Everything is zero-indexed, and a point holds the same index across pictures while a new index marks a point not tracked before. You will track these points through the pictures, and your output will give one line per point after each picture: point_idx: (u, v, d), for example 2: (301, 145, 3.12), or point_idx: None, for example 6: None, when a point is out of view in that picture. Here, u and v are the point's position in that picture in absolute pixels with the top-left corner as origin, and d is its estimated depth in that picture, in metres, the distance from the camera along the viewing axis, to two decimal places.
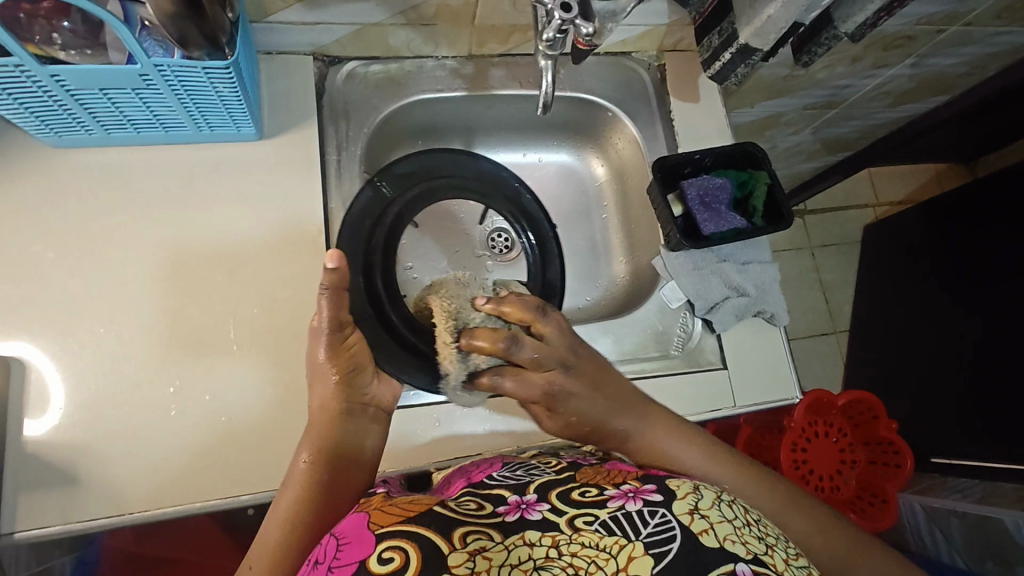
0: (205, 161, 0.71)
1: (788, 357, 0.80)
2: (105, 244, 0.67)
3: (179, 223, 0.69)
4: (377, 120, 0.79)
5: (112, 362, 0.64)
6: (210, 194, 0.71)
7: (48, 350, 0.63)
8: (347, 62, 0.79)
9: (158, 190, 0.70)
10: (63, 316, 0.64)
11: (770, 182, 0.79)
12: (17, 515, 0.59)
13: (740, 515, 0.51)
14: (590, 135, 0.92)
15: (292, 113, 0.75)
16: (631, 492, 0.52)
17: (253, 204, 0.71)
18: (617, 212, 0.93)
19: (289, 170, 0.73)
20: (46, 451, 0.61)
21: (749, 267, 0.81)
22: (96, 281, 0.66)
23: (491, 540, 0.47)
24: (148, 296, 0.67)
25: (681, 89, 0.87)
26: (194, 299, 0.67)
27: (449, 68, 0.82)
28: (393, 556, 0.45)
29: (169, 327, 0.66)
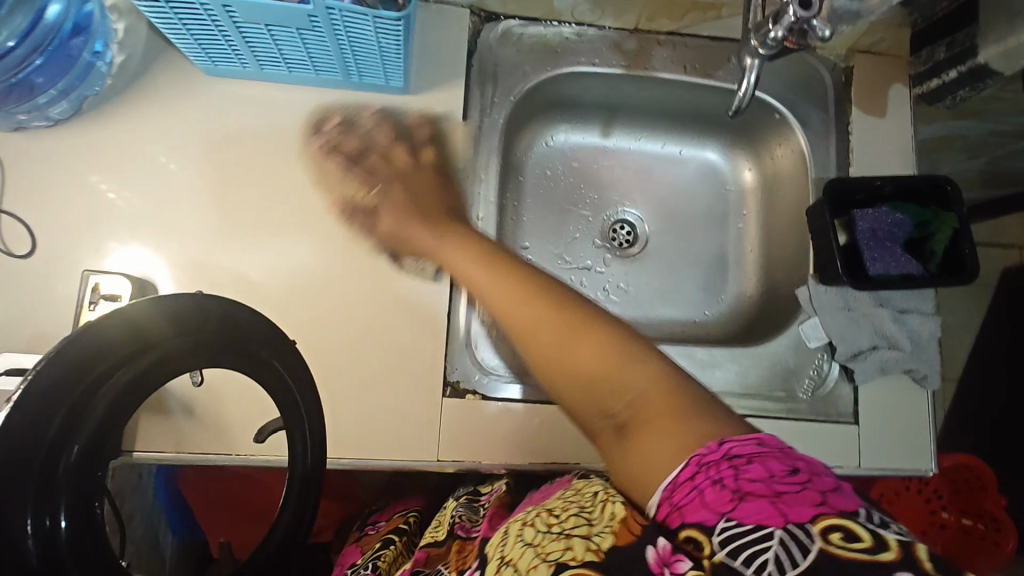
0: (347, 109, 0.68)
1: (930, 426, 0.71)
2: (241, 182, 0.66)
3: (313, 171, 0.67)
4: (525, 88, 0.74)
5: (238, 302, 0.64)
6: (348, 143, 0.68)
7: (181, 280, 0.64)
8: (505, 20, 0.73)
9: (297, 133, 0.68)
10: (195, 248, 0.65)
11: (957, 229, 0.67)
12: (136, 435, 0.61)
13: (535, 529, 0.41)
14: (745, 135, 0.82)
15: (442, 68, 0.70)
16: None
17: (388, 161, 0.68)
18: (757, 225, 0.84)
19: (429, 131, 0.69)
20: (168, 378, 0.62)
21: (907, 316, 0.71)
22: (229, 218, 0.66)
23: None
24: (277, 242, 0.66)
25: (868, 97, 0.76)
26: (318, 252, 0.66)
27: (610, 41, 0.74)
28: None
29: (296, 274, 0.65)
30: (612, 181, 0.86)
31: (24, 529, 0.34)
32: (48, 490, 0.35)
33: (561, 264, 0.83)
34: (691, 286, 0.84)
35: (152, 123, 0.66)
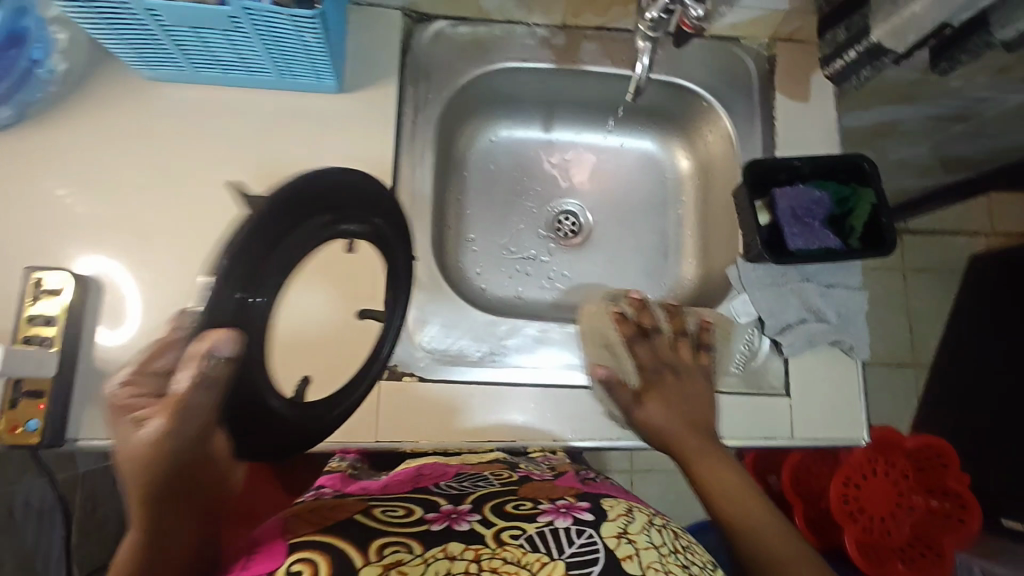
0: (284, 108, 0.71)
1: (862, 396, 0.73)
2: (182, 180, 0.69)
3: (252, 166, 0.70)
4: (459, 85, 0.77)
5: (178, 295, 0.67)
6: (286, 140, 0.71)
7: (122, 274, 0.67)
8: (436, 21, 0.76)
9: (236, 132, 0.71)
10: (137, 244, 0.67)
11: (875, 203, 0.70)
12: (81, 424, 0.63)
13: (668, 542, 0.51)
14: (679, 125, 0.86)
15: (375, 68, 0.73)
16: (563, 509, 0.51)
17: (324, 157, 0.71)
18: (695, 210, 0.87)
19: (364, 126, 0.72)
20: (109, 367, 0.64)
21: (833, 290, 0.74)
22: (170, 214, 0.68)
23: (409, 552, 0.45)
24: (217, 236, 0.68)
25: (789, 83, 0.79)
26: None
27: (539, 37, 0.78)
28: (303, 569, 0.43)
29: None
30: (554, 174, 0.89)
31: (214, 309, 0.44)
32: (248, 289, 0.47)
33: (507, 254, 0.86)
34: (634, 272, 0.87)
35: (94, 126, 0.69)
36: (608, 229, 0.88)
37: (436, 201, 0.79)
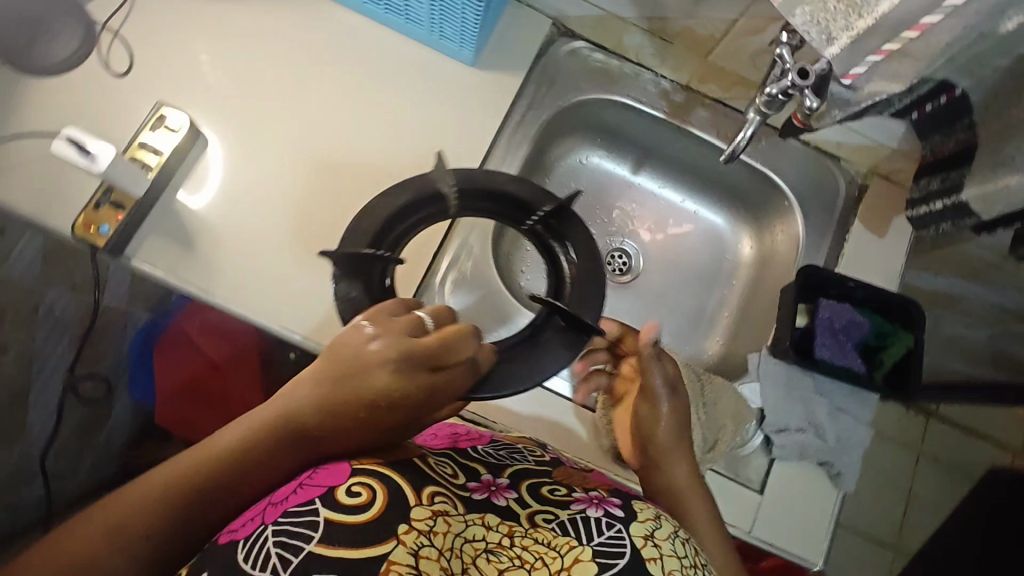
0: (419, 60, 0.79)
1: (831, 524, 0.72)
2: (311, 84, 0.76)
3: (373, 96, 0.77)
4: (575, 100, 0.83)
5: (267, 176, 0.73)
6: (411, 86, 0.78)
7: (229, 139, 0.73)
8: (577, 40, 0.83)
9: (371, 64, 0.78)
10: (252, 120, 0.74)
11: (911, 348, 0.73)
12: (139, 247, 0.69)
13: (691, 555, 0.52)
14: (754, 214, 0.89)
15: (510, 57, 0.80)
16: (598, 497, 0.54)
17: (436, 112, 0.78)
18: (739, 296, 0.89)
19: (480, 101, 0.79)
20: (184, 210, 0.70)
21: (841, 414, 0.75)
22: (289, 107, 0.75)
23: (453, 508, 0.49)
24: (321, 140, 0.75)
25: (871, 215, 0.82)
26: (350, 160, 0.75)
27: (661, 87, 0.83)
28: (362, 491, 0.45)
29: (324, 171, 0.74)
30: (616, 214, 0.93)
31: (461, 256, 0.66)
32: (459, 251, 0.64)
33: None
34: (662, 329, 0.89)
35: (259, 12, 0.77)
36: (654, 282, 0.91)
37: None
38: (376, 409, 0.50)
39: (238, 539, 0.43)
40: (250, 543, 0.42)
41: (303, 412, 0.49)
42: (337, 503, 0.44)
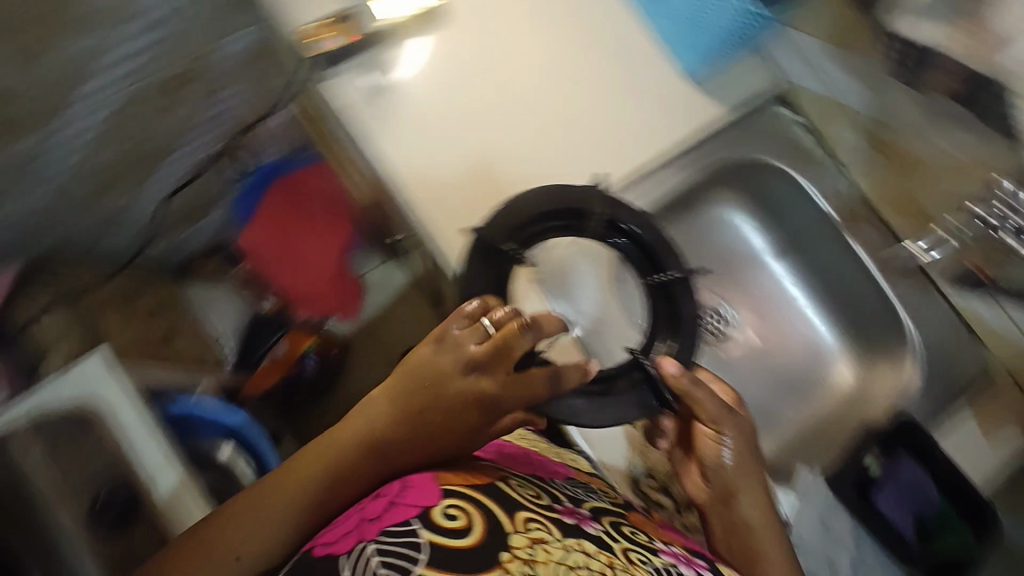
0: (643, 43, 0.81)
1: None
2: (543, 18, 0.80)
3: (589, 56, 0.80)
4: (758, 157, 0.84)
5: (469, 75, 0.78)
6: (625, 64, 0.81)
7: (455, 25, 0.78)
8: (789, 110, 0.85)
9: (601, 28, 0.81)
10: (479, 21, 0.79)
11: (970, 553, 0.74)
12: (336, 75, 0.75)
13: None
14: (872, 348, 0.85)
15: (725, 84, 0.83)
16: (679, 555, 0.60)
17: (637, 96, 0.80)
18: (815, 417, 0.87)
19: (678, 109, 0.81)
20: (389, 62, 0.76)
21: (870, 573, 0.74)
22: (516, 28, 0.80)
23: (550, 536, 0.55)
24: (529, 72, 0.79)
25: (988, 412, 0.78)
26: (542, 98, 0.79)
27: (843, 189, 0.84)
28: (457, 514, 0.53)
29: (517, 97, 0.78)
30: (724, 278, 0.91)
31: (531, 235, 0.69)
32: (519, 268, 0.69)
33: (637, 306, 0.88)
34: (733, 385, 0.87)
35: None
36: (744, 361, 0.88)
37: (664, 201, 0.84)
38: (428, 415, 0.58)
39: (339, 552, 0.51)
40: (352, 558, 0.49)
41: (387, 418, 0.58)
42: (437, 525, 0.51)
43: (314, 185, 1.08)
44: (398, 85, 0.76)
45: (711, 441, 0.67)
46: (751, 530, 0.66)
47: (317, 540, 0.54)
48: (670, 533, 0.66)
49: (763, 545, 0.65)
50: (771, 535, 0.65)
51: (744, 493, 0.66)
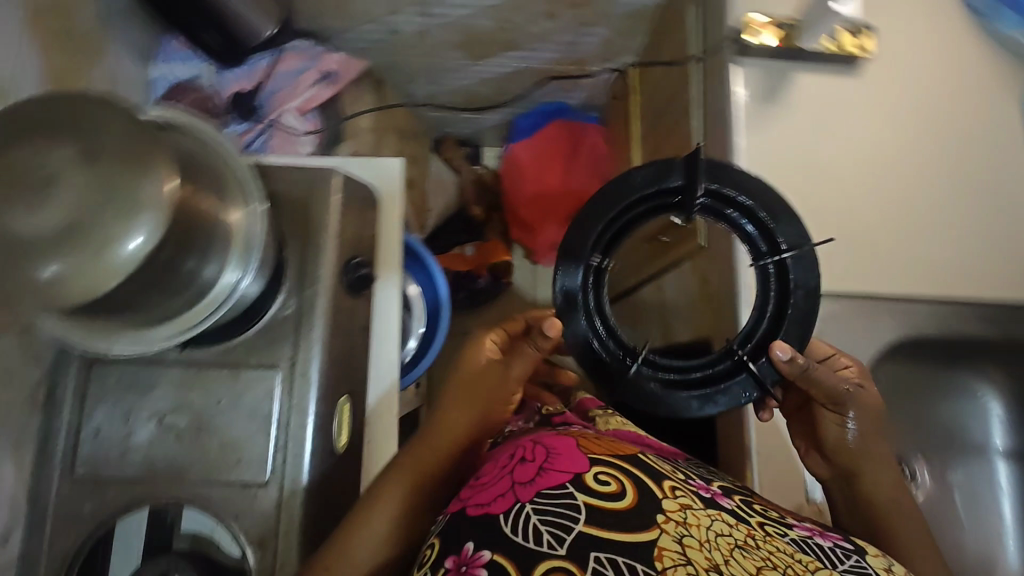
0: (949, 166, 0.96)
1: None
2: (897, 113, 0.96)
3: (901, 161, 0.95)
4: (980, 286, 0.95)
5: (810, 138, 0.93)
6: (936, 182, 0.95)
7: (762, 77, 0.93)
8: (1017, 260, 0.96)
9: (926, 139, 0.96)
10: (850, 93, 0.95)
11: None
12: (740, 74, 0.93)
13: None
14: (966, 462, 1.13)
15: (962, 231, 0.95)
16: (814, 530, 0.67)
17: (930, 212, 0.95)
18: (936, 507, 1.10)
19: (913, 234, 0.94)
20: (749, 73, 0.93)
21: None
22: (852, 113, 0.95)
23: (695, 505, 0.63)
24: (875, 154, 0.94)
25: None
26: (870, 181, 0.94)
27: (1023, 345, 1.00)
28: (608, 480, 0.62)
29: (857, 170, 0.94)
30: (903, 409, 1.11)
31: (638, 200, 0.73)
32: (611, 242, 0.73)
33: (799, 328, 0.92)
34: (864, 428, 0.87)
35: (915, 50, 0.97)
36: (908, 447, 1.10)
37: (896, 287, 0.93)
38: (432, 455, 0.72)
39: (496, 511, 0.60)
40: (514, 517, 0.58)
41: (402, 479, 0.70)
42: (588, 488, 0.61)
43: (590, 137, 1.39)
44: (739, 98, 0.92)
45: (843, 427, 0.78)
46: (880, 506, 0.76)
47: (466, 500, 0.64)
48: (794, 510, 0.72)
49: (897, 518, 0.76)
50: (897, 505, 0.76)
51: (870, 467, 0.78)
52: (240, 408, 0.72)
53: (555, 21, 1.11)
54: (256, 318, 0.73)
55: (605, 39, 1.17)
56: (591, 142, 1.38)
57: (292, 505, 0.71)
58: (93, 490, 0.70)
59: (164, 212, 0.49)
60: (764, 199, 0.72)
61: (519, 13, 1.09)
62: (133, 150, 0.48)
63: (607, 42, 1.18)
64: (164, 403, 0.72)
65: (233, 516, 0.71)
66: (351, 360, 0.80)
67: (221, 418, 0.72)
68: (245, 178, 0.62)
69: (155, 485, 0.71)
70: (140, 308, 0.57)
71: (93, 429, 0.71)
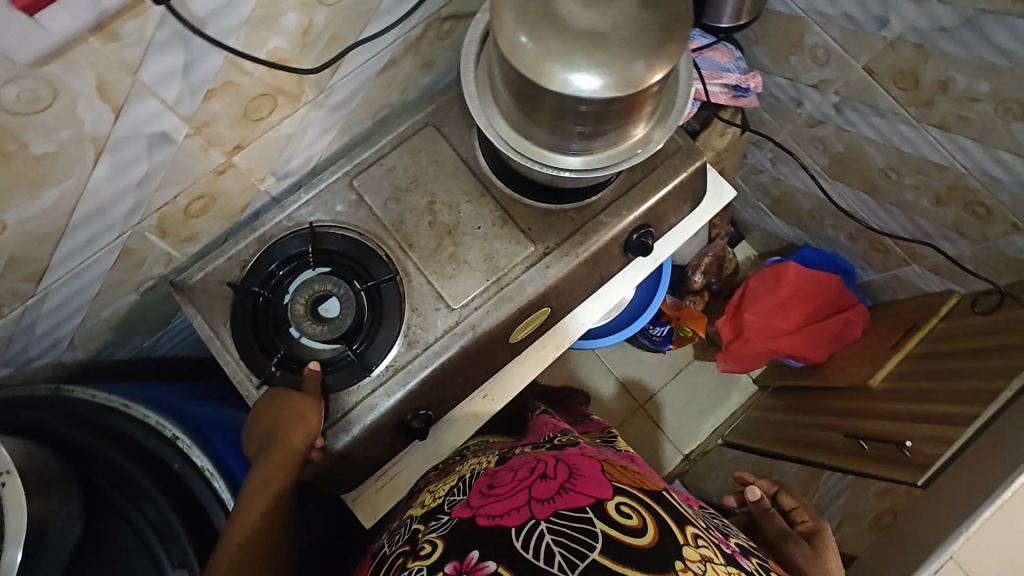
0: None
1: None
2: None
3: None
4: None
5: None
6: None
7: None
8: None
9: None
10: None
11: None
12: None
13: None
14: None
15: None
16: None
17: None
18: None
19: None
20: None
21: None
22: None
23: (713, 559, 0.56)
24: None
25: None
26: None
27: None
28: (630, 515, 0.56)
29: None
30: None
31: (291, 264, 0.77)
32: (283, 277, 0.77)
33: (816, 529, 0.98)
34: None
35: None
36: None
37: None
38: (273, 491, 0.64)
39: (508, 524, 0.56)
40: (528, 535, 0.54)
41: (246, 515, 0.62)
42: (610, 518, 0.55)
43: (847, 311, 1.30)
44: None
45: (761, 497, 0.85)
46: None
47: (478, 510, 0.61)
48: None
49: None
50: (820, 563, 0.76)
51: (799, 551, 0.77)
52: (484, 245, 0.78)
53: (937, 206, 1.06)
54: (555, 200, 0.78)
55: (959, 254, 1.09)
56: (847, 316, 1.29)
57: (455, 339, 0.75)
58: (352, 201, 0.79)
59: (630, 87, 0.55)
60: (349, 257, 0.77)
61: (913, 174, 1.05)
62: (659, 29, 0.55)
63: (958, 258, 1.10)
64: (444, 195, 0.79)
65: (412, 308, 0.76)
66: (574, 289, 0.82)
67: (467, 238, 0.78)
68: (673, 109, 0.68)
69: (387, 236, 0.78)
70: (531, 114, 0.64)
71: (389, 166, 0.80)
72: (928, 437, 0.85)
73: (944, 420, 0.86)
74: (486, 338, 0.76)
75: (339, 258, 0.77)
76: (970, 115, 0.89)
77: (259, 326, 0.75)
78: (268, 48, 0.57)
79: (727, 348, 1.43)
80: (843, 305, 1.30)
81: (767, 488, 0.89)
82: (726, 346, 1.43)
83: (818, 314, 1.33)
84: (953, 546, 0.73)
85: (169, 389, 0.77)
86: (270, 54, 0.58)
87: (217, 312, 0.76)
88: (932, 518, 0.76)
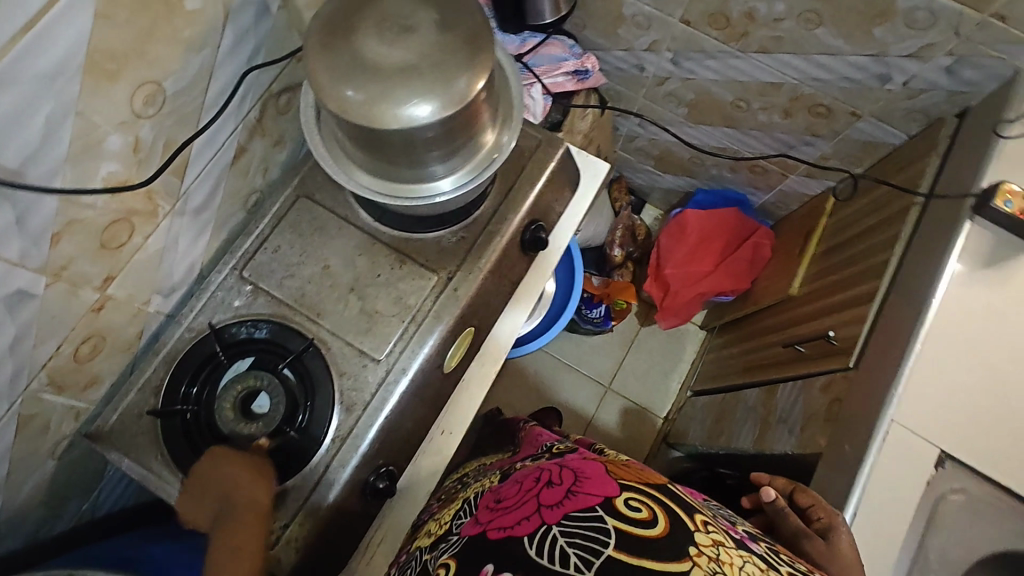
0: None
1: None
2: None
3: None
4: None
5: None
6: None
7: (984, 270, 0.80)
8: None
9: None
10: None
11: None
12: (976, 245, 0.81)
13: None
14: None
15: None
16: None
17: None
18: None
19: None
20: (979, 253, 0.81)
21: None
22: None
23: (726, 542, 0.55)
24: None
25: None
26: None
27: None
28: (639, 508, 0.55)
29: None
30: None
31: (207, 369, 0.75)
32: (201, 385, 0.75)
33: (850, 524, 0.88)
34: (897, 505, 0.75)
35: None
36: None
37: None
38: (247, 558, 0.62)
39: (519, 534, 0.55)
40: (542, 542, 0.53)
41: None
42: (618, 514, 0.54)
43: (754, 234, 1.38)
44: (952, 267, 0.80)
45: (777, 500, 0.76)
46: None
47: (486, 525, 0.59)
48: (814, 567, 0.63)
49: None
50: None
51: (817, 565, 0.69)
52: (391, 289, 0.79)
53: (788, 119, 1.15)
54: (441, 226, 0.81)
55: (821, 153, 1.19)
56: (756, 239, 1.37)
57: (391, 388, 0.75)
58: (248, 293, 0.78)
59: (458, 104, 0.58)
60: (264, 343, 0.76)
61: (758, 98, 1.14)
62: (466, 44, 0.59)
63: (823, 157, 1.19)
64: (336, 256, 0.80)
65: (341, 372, 0.76)
66: (489, 301, 0.84)
67: (372, 289, 0.79)
68: (513, 109, 0.73)
69: (294, 313, 0.78)
70: (381, 155, 0.66)
71: (274, 247, 0.80)
72: (846, 322, 0.92)
73: (854, 302, 0.93)
74: (421, 376, 0.77)
75: (255, 346, 0.76)
76: (779, 34, 0.98)
77: (193, 440, 0.73)
78: (102, 175, 0.57)
79: (662, 305, 1.48)
80: (751, 231, 1.39)
81: (784, 489, 0.81)
82: (660, 304, 1.48)
83: (731, 246, 1.41)
84: (891, 409, 0.77)
85: (119, 543, 0.74)
86: (107, 180, 0.58)
87: (144, 447, 0.73)
88: (867, 390, 0.82)
